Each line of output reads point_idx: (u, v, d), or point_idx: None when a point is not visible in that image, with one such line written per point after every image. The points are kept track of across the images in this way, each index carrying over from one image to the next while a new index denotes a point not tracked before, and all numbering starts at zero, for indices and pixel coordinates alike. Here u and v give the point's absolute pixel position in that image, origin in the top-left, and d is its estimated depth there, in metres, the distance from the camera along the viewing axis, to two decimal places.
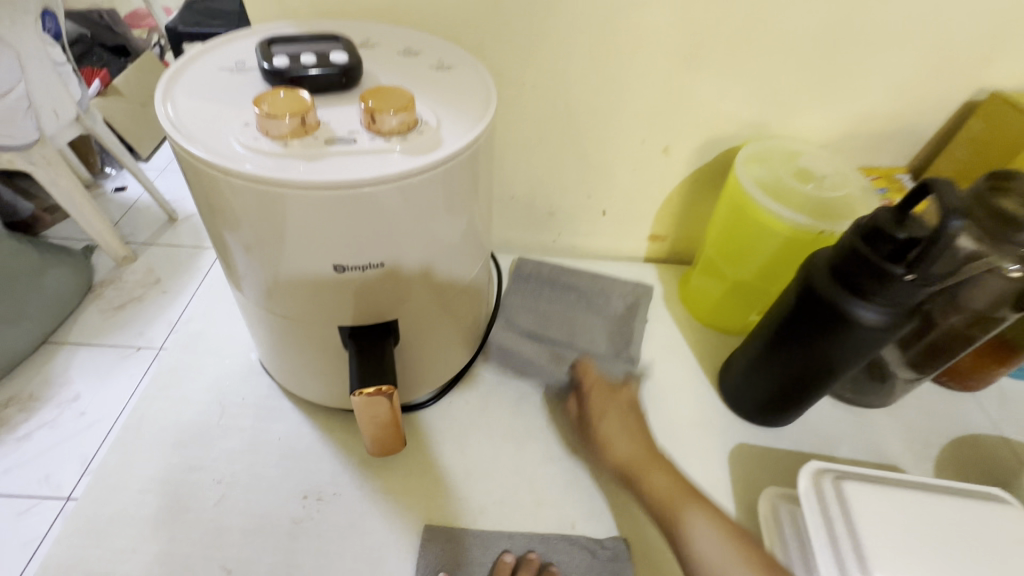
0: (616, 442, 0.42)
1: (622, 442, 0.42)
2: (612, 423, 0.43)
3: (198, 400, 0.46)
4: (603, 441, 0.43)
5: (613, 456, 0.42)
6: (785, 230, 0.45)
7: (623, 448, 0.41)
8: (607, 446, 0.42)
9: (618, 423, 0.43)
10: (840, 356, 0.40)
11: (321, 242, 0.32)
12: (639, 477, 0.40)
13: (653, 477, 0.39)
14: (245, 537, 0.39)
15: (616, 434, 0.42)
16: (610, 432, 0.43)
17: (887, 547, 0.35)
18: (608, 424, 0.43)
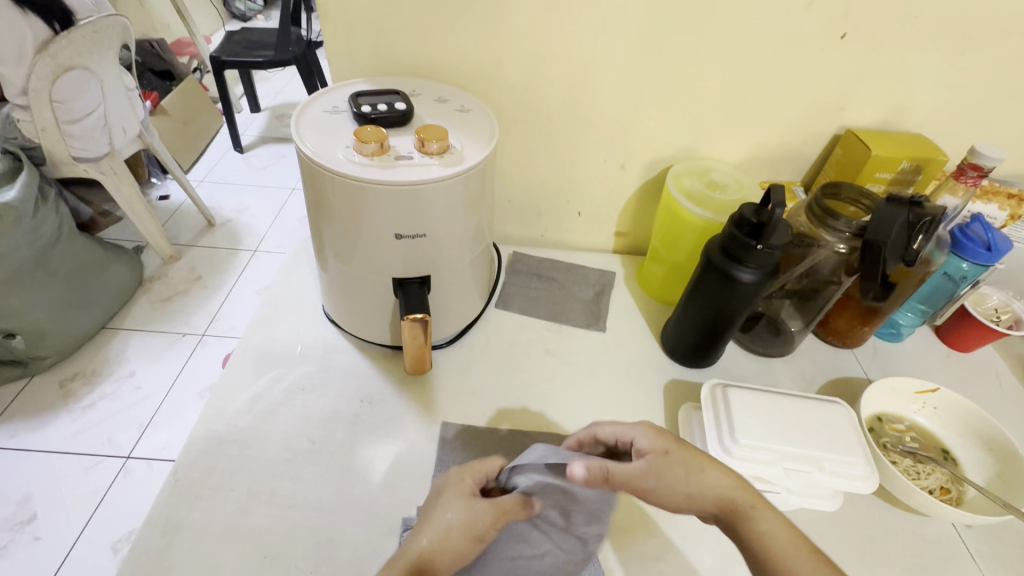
0: (708, 472, 0.42)
1: (707, 474, 0.41)
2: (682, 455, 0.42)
3: (282, 339, 0.64)
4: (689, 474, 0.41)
5: (703, 489, 0.41)
6: (702, 222, 0.63)
7: (712, 479, 0.41)
8: (696, 485, 0.41)
9: (695, 460, 0.42)
10: (734, 307, 0.58)
11: (388, 219, 0.51)
12: (739, 507, 0.40)
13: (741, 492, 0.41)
14: (323, 422, 0.57)
15: (703, 470, 0.41)
16: (691, 468, 0.41)
17: (751, 425, 0.52)
18: (690, 455, 0.42)
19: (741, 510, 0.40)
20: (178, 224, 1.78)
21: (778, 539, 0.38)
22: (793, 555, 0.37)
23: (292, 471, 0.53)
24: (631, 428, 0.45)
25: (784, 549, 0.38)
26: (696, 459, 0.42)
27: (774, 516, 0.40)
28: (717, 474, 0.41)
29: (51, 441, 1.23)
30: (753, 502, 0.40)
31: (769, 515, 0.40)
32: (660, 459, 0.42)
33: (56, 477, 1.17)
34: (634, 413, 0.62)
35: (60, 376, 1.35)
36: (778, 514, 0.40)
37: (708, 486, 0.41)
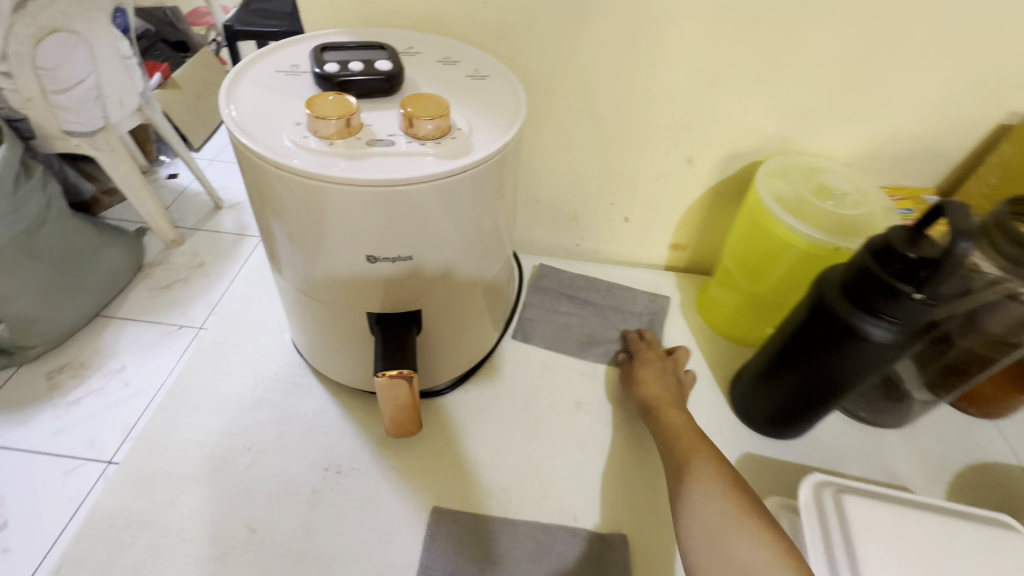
0: (647, 381, 0.49)
1: (651, 379, 0.49)
2: (648, 368, 0.50)
3: (234, 373, 0.50)
4: (637, 380, 0.49)
5: (637, 389, 0.49)
6: (803, 245, 0.45)
7: (654, 385, 0.48)
8: (635, 384, 0.50)
9: (655, 372, 0.50)
10: (849, 372, 0.41)
11: (357, 234, 0.35)
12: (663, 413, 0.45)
13: (667, 409, 0.45)
14: (270, 500, 0.42)
15: (646, 378, 0.49)
16: (640, 373, 0.50)
17: (884, 562, 0.35)
18: (645, 367, 0.51)
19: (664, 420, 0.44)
20: (184, 206, 1.67)
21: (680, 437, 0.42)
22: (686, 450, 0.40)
23: (221, 574, 0.38)
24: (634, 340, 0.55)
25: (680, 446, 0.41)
26: (643, 366, 0.51)
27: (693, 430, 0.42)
28: (653, 381, 0.49)
29: (31, 438, 1.14)
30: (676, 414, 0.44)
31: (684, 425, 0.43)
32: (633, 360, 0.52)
33: (32, 480, 1.08)
34: None
35: (49, 367, 1.26)
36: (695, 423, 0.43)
37: (641, 385, 0.49)
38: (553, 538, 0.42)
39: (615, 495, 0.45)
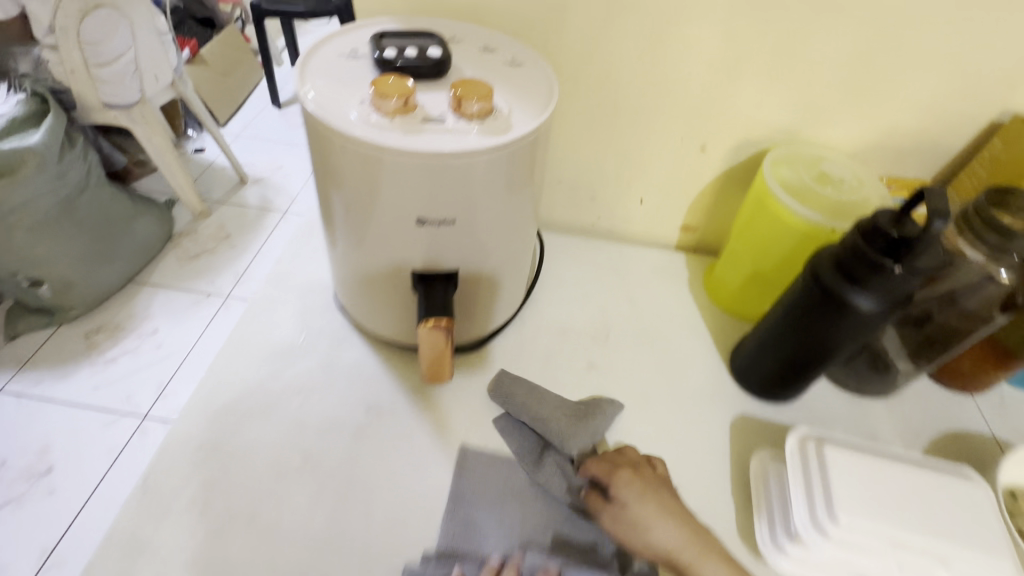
0: (655, 528, 0.40)
1: (658, 529, 0.40)
2: (649, 509, 0.41)
3: (284, 326, 0.56)
4: (644, 534, 0.40)
5: (650, 543, 0.40)
6: (802, 226, 0.49)
7: (664, 535, 0.40)
8: (642, 538, 0.40)
9: (655, 509, 0.41)
10: (837, 340, 0.45)
11: (409, 200, 0.40)
12: (686, 565, 0.40)
13: (705, 567, 0.40)
14: (320, 433, 0.48)
15: (650, 525, 0.40)
16: (642, 522, 0.41)
17: (856, 499, 0.40)
18: (643, 510, 0.41)
19: (692, 565, 0.40)
20: (210, 179, 1.73)
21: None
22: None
23: (279, 492, 0.44)
24: (608, 470, 0.44)
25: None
26: (641, 506, 0.41)
27: (727, 571, 0.40)
28: (665, 524, 0.41)
29: (72, 393, 1.22)
30: (701, 556, 0.40)
31: (716, 570, 0.39)
32: (621, 503, 0.42)
33: (74, 431, 1.16)
34: (694, 455, 0.51)
35: (87, 328, 1.33)
36: (725, 563, 0.40)
37: (656, 537, 0.40)
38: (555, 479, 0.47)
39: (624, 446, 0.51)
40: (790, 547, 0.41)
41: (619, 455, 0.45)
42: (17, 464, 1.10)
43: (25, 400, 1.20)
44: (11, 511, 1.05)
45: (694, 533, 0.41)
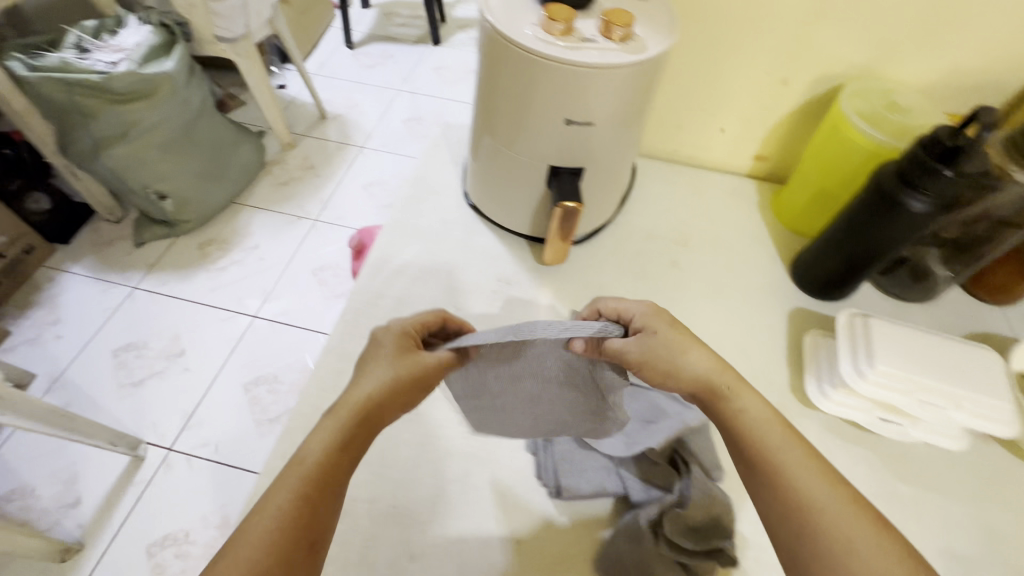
0: (693, 355, 0.45)
1: (691, 357, 0.45)
2: (680, 338, 0.45)
3: (427, 216, 0.70)
4: (678, 358, 0.45)
5: (685, 366, 0.44)
6: (870, 146, 0.58)
7: (696, 360, 0.45)
8: (678, 361, 0.44)
9: (685, 343, 0.45)
10: (890, 238, 0.56)
11: (559, 105, 0.52)
12: (720, 392, 0.44)
13: (744, 395, 0.43)
14: (466, 293, 0.63)
15: (687, 351, 0.45)
16: (676, 349, 0.45)
17: (892, 355, 0.52)
18: (678, 336, 0.45)
19: (722, 393, 0.44)
20: (294, 113, 1.87)
21: (753, 417, 0.42)
22: (764, 430, 0.41)
23: None
24: (639, 310, 0.47)
25: (760, 423, 0.42)
26: (675, 336, 0.45)
27: (756, 402, 0.43)
28: (699, 355, 0.45)
29: (192, 292, 1.42)
30: (733, 384, 0.44)
31: (746, 396, 0.43)
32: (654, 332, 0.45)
33: (198, 323, 1.37)
34: (755, 333, 0.64)
35: (199, 240, 1.52)
36: (755, 395, 0.44)
37: (691, 363, 0.45)
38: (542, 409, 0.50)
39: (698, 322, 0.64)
40: (833, 391, 0.55)
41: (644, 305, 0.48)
42: (156, 345, 1.32)
43: (156, 296, 1.41)
44: (155, 381, 1.27)
45: (725, 366, 0.45)
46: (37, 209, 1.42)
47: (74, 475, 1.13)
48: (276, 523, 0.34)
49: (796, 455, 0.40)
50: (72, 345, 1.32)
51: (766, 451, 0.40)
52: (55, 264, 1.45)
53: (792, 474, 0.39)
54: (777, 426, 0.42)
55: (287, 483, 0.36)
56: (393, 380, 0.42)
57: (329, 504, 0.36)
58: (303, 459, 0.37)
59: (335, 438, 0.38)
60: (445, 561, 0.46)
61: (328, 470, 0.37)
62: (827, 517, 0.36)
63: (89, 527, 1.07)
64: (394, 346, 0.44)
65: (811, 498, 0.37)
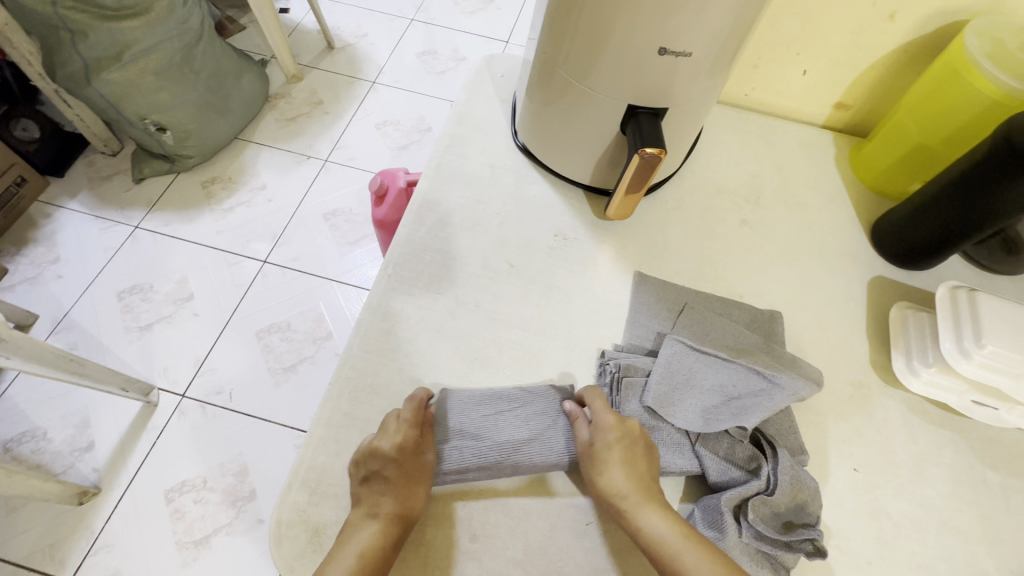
0: (608, 473, 0.42)
1: (613, 472, 0.41)
2: (607, 454, 0.42)
3: (474, 160, 0.63)
4: (595, 472, 0.42)
5: (599, 483, 0.42)
6: (996, 92, 0.50)
7: (614, 480, 0.41)
8: (597, 475, 0.42)
9: (614, 460, 0.42)
10: (1006, 206, 0.49)
11: (655, 27, 0.43)
12: (623, 510, 0.41)
13: (649, 515, 0.40)
14: (520, 249, 0.57)
15: (609, 469, 0.42)
16: (601, 462, 0.42)
17: (1003, 334, 0.46)
18: (606, 453, 0.42)
19: (632, 510, 0.41)
20: (300, 41, 1.72)
21: (657, 536, 0.39)
22: (666, 551, 0.39)
23: (494, 289, 0.54)
24: (600, 413, 0.44)
25: (660, 544, 0.39)
26: (603, 451, 0.42)
27: (666, 518, 0.40)
28: (616, 473, 0.41)
29: (198, 234, 1.34)
30: (642, 501, 0.41)
31: (653, 513, 0.40)
32: (595, 446, 0.43)
33: (206, 267, 1.30)
34: (834, 302, 0.58)
35: (202, 178, 1.43)
36: (660, 513, 0.40)
37: (604, 481, 0.42)
38: (535, 393, 0.48)
39: (769, 289, 0.59)
40: (925, 369, 0.51)
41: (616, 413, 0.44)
42: (162, 288, 1.27)
43: (160, 236, 1.33)
44: (164, 326, 1.22)
45: (642, 482, 0.42)
46: (26, 136, 1.33)
47: (85, 418, 1.10)
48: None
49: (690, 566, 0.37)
50: (74, 285, 1.26)
51: (665, 572, 0.38)
52: (49, 198, 1.36)
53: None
54: (688, 547, 0.38)
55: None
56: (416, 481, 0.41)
57: None
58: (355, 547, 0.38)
59: (373, 546, 0.38)
60: (510, 540, 0.42)
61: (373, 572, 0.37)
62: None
63: (105, 471, 1.06)
64: (404, 455, 0.41)
65: None
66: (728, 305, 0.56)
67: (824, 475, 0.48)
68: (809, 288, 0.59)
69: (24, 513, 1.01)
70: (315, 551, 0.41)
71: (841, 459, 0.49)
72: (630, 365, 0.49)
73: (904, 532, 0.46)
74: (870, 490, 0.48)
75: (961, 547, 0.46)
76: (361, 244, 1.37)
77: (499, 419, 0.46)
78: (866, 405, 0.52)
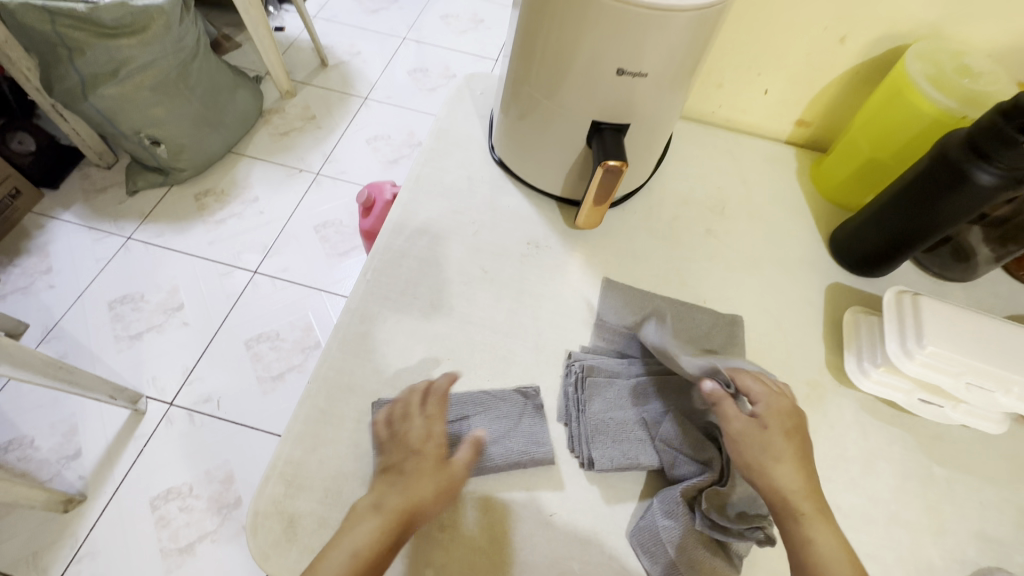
0: (784, 468, 0.42)
1: (784, 466, 0.42)
2: (784, 448, 0.43)
3: (453, 172, 0.66)
4: (767, 463, 0.42)
5: (768, 475, 0.41)
6: (935, 112, 0.55)
7: (784, 475, 0.41)
8: (766, 466, 0.42)
9: (787, 456, 0.42)
10: (949, 215, 0.52)
11: (613, 49, 0.47)
12: (797, 512, 0.40)
13: (819, 525, 0.39)
14: (494, 256, 0.60)
15: (779, 461, 0.42)
16: (773, 454, 0.42)
17: (943, 335, 0.49)
18: (785, 447, 0.43)
19: (800, 513, 0.40)
20: (294, 58, 1.76)
21: (824, 547, 0.38)
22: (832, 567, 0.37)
23: (468, 293, 0.57)
24: (766, 396, 0.46)
25: (827, 556, 0.38)
26: (780, 445, 0.43)
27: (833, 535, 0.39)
28: (790, 469, 0.42)
29: (190, 245, 1.37)
30: (812, 508, 0.40)
31: (822, 525, 0.39)
32: (769, 436, 0.43)
33: (197, 277, 1.32)
34: (792, 307, 0.61)
35: (195, 190, 1.46)
36: (829, 528, 0.39)
37: (777, 474, 0.41)
38: (499, 396, 0.51)
39: (731, 294, 0.62)
40: (874, 369, 0.54)
41: (784, 395, 0.46)
42: (153, 298, 1.28)
43: (152, 247, 1.35)
44: (154, 335, 1.24)
45: (815, 492, 0.41)
46: (22, 149, 1.36)
47: (73, 427, 1.11)
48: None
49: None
50: (65, 295, 1.28)
51: None
52: (44, 210, 1.38)
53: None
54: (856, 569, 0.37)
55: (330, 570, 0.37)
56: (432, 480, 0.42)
57: None
58: (354, 537, 0.39)
59: (371, 541, 0.38)
60: (477, 530, 0.45)
61: (369, 565, 0.37)
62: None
63: (91, 479, 1.06)
64: (426, 445, 0.44)
65: None
66: (692, 310, 0.58)
67: None
68: (770, 294, 0.62)
69: (9, 521, 1.01)
70: (289, 541, 0.43)
71: None
72: (594, 367, 0.52)
73: (855, 524, 0.48)
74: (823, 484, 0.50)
75: (908, 537, 0.48)
76: (350, 255, 1.40)
77: (463, 425, 0.48)
78: (821, 404, 0.55)
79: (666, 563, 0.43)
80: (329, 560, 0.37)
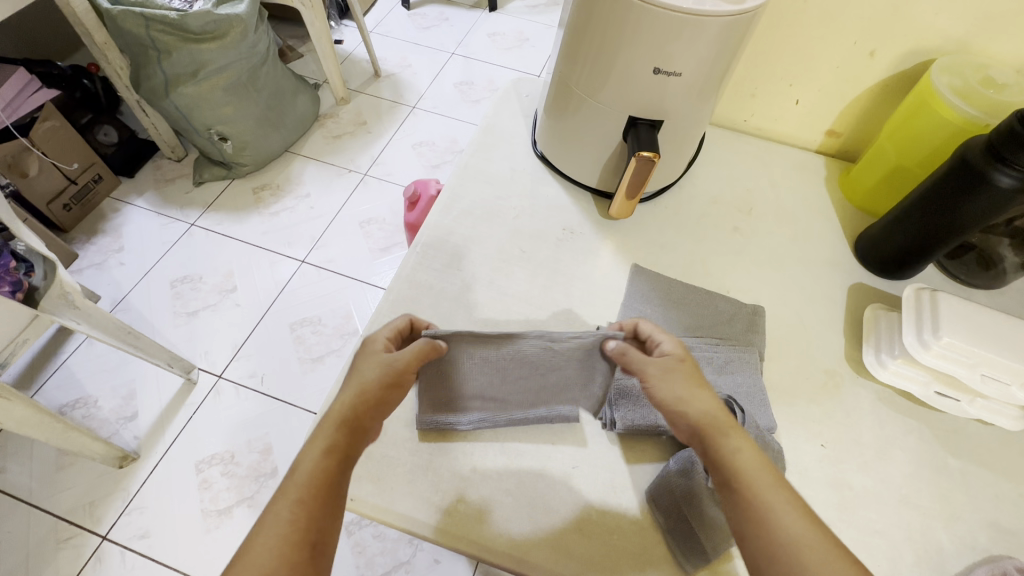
0: (694, 396, 0.43)
1: (700, 395, 0.43)
2: (676, 382, 0.44)
3: (496, 164, 0.72)
4: (677, 399, 0.43)
5: (687, 404, 0.43)
6: (957, 119, 0.57)
7: (700, 402, 0.43)
8: (683, 394, 0.43)
9: (685, 384, 0.44)
10: (972, 214, 0.54)
11: (650, 49, 0.52)
12: (717, 429, 0.41)
13: (736, 441, 0.41)
14: (532, 238, 0.66)
15: (694, 390, 0.44)
16: (685, 384, 0.44)
17: (958, 327, 0.51)
18: (682, 377, 0.44)
19: (719, 430, 0.41)
20: (350, 69, 1.89)
21: (742, 458, 0.39)
22: (753, 474, 0.38)
23: (505, 270, 0.63)
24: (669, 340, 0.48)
25: (745, 466, 0.39)
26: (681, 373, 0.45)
27: (747, 446, 0.41)
28: (702, 397, 0.43)
29: (246, 232, 1.47)
30: (727, 428, 0.42)
31: (737, 439, 0.41)
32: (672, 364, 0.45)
33: (250, 263, 1.42)
34: (814, 301, 0.64)
35: (253, 184, 1.57)
36: (750, 441, 0.41)
37: (692, 402, 0.43)
38: None
39: (754, 287, 0.65)
40: (891, 361, 0.56)
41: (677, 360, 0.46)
42: (210, 280, 1.39)
43: (212, 234, 1.47)
44: (209, 312, 1.33)
45: (726, 411, 0.43)
46: (106, 140, 1.50)
47: (132, 391, 1.21)
48: (272, 556, 0.32)
49: (777, 502, 0.37)
50: (132, 272, 1.39)
51: (753, 500, 0.37)
52: (120, 195, 1.52)
53: (775, 517, 0.36)
54: (772, 474, 0.39)
55: (277, 522, 0.34)
56: (362, 386, 0.42)
57: (326, 521, 0.35)
58: (294, 479, 0.37)
59: (322, 455, 0.38)
60: (505, 474, 0.50)
61: (322, 486, 0.36)
62: (810, 555, 0.34)
63: (144, 439, 1.15)
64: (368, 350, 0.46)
65: (800, 545, 0.35)
66: (717, 297, 0.62)
67: (792, 447, 0.53)
68: (793, 289, 0.65)
69: (71, 472, 1.11)
70: None
71: (811, 436, 0.54)
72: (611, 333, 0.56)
73: (865, 502, 0.51)
74: (835, 463, 0.53)
75: (919, 519, 0.50)
76: (392, 250, 1.47)
77: None
78: (836, 392, 0.57)
79: (673, 515, 0.47)
80: (278, 506, 0.35)
